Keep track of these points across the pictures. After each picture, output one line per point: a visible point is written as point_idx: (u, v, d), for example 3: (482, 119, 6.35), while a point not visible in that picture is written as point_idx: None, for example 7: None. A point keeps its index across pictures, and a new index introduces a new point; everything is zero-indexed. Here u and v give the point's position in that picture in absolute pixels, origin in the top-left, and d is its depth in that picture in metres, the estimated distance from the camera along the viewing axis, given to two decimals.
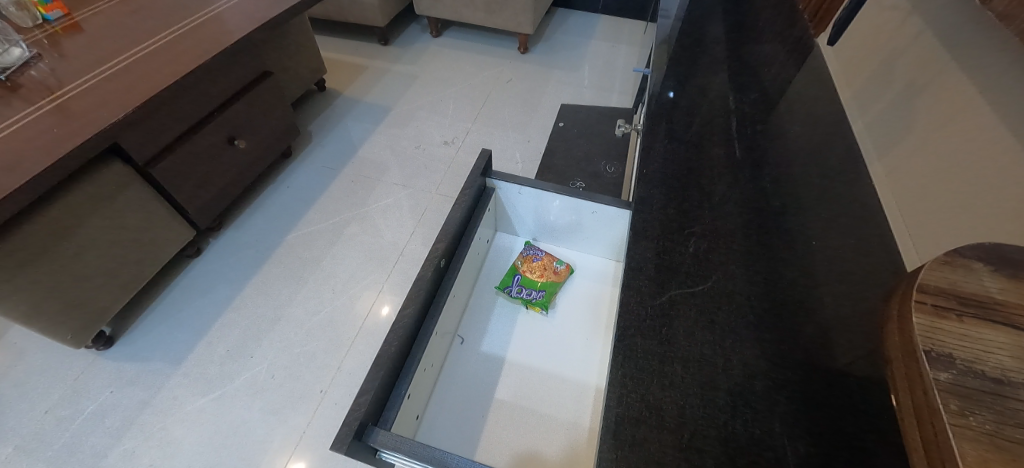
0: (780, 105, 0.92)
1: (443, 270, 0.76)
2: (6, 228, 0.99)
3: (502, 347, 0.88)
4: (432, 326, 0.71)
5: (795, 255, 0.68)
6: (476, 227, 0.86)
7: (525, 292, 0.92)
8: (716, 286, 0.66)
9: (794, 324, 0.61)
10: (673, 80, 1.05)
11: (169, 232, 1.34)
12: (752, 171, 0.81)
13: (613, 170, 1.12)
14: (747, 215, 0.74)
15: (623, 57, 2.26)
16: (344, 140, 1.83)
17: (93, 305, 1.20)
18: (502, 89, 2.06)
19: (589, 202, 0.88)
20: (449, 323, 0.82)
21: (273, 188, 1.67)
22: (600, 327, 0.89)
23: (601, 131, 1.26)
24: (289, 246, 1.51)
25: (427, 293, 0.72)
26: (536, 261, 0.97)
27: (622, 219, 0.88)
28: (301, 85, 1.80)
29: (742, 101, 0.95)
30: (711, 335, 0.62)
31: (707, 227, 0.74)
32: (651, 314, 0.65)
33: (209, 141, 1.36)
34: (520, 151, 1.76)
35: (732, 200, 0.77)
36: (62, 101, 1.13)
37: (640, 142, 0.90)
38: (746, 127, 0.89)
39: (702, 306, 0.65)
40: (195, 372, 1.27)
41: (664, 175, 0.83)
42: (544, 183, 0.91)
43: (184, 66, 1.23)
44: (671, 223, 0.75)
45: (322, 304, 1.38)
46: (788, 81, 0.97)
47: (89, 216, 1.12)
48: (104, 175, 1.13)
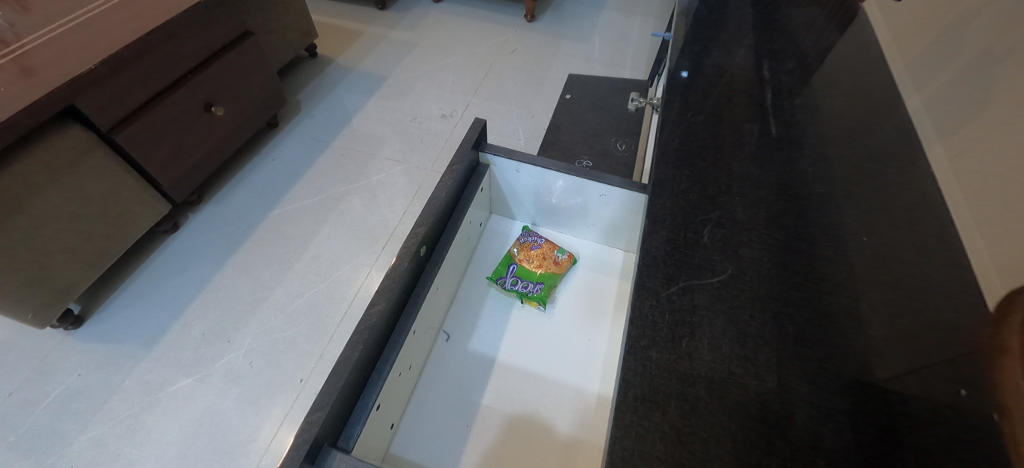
0: (820, 77, 0.80)
1: (424, 259, 0.66)
2: None
3: (493, 347, 0.79)
4: (409, 324, 0.61)
5: (842, 252, 0.58)
6: (465, 209, 0.75)
7: (520, 284, 0.83)
8: (747, 289, 0.56)
9: (842, 339, 0.51)
10: (697, 46, 0.92)
11: (140, 205, 1.25)
12: (788, 150, 0.70)
13: (625, 148, 1.01)
14: (783, 202, 0.64)
15: (637, 29, 2.11)
16: (336, 110, 1.71)
17: (56, 281, 1.12)
18: (505, 59, 1.92)
19: (596, 183, 0.78)
20: (433, 318, 0.72)
21: (258, 160, 1.56)
22: (604, 325, 0.80)
23: (613, 104, 1.14)
24: (272, 223, 1.41)
25: (404, 287, 0.62)
26: (535, 250, 0.87)
27: (633, 203, 0.78)
28: (289, 49, 1.67)
29: (775, 70, 0.83)
30: (741, 348, 0.52)
31: (735, 216, 0.63)
32: (667, 321, 0.55)
33: (183, 107, 1.25)
34: (523, 127, 1.64)
35: (768, 186, 0.66)
36: (14, 55, 1.02)
37: (660, 115, 0.79)
38: (779, 100, 0.78)
39: (729, 312, 0.55)
40: (169, 356, 1.19)
41: (686, 153, 0.72)
42: (547, 160, 0.80)
43: (151, 22, 1.11)
44: (692, 210, 0.64)
45: (306, 287, 1.29)
46: (828, 49, 0.85)
47: (46, 185, 1.03)
48: (61, 140, 1.03)
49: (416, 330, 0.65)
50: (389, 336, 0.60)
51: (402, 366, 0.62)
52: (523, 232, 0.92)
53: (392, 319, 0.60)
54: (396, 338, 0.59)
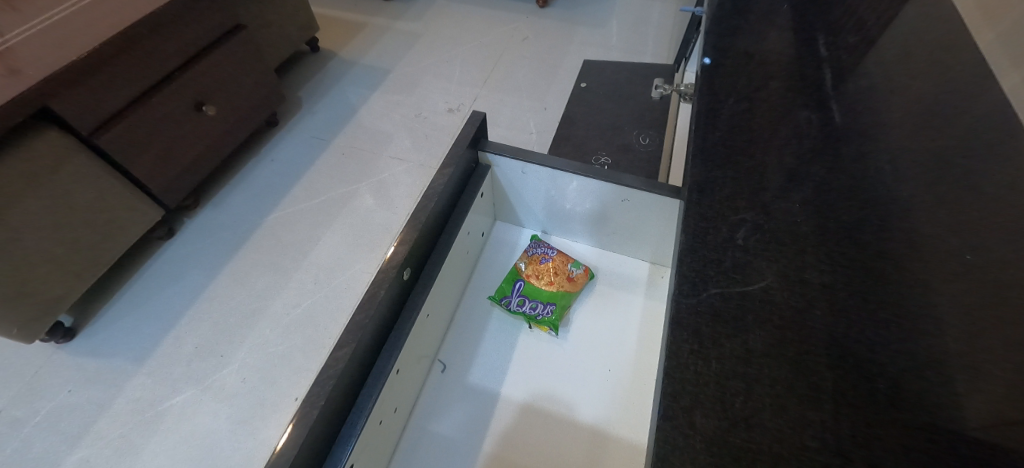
0: (887, 53, 0.66)
1: (409, 286, 0.58)
2: None
3: (496, 379, 0.71)
4: (389, 366, 0.52)
5: (938, 276, 0.45)
6: (461, 220, 0.65)
7: (527, 306, 0.74)
8: (815, 329, 0.45)
9: (950, 397, 0.39)
10: (733, 22, 0.79)
11: (130, 212, 1.19)
12: (853, 141, 0.57)
13: (648, 142, 0.89)
14: (853, 210, 0.51)
15: (658, 12, 1.96)
16: (338, 107, 1.62)
17: (43, 295, 1.07)
18: (516, 48, 1.80)
19: (618, 187, 0.67)
20: (425, 348, 0.64)
21: (256, 162, 1.49)
22: (624, 356, 0.71)
23: (634, 92, 1.01)
24: (269, 228, 1.34)
25: (382, 322, 0.53)
26: (545, 263, 0.78)
27: (660, 207, 0.67)
28: (288, 44, 1.58)
29: (830, 45, 0.69)
30: (813, 412, 0.41)
31: (792, 229, 0.51)
32: (714, 374, 0.43)
33: (170, 107, 1.18)
34: (535, 121, 1.53)
35: (835, 189, 0.53)
36: None
37: (694, 102, 0.66)
38: (838, 80, 0.65)
39: (795, 362, 0.43)
40: (160, 371, 1.13)
41: (728, 148, 0.59)
42: (559, 160, 0.70)
43: (131, 17, 1.04)
44: (738, 221, 0.53)
45: (304, 297, 1.21)
46: (895, 18, 0.71)
47: (24, 194, 0.97)
48: (38, 145, 0.97)
49: (399, 369, 0.56)
50: (364, 381, 0.52)
51: (382, 413, 0.55)
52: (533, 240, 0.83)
53: (368, 360, 0.52)
54: (371, 383, 0.51)
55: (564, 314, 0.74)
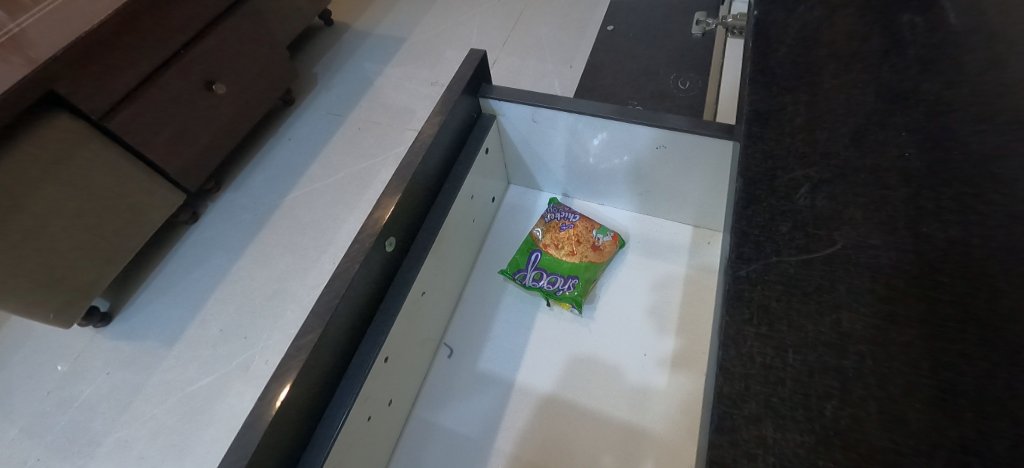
0: None
1: (393, 263, 0.54)
2: None
3: (508, 368, 0.66)
4: (371, 357, 0.49)
5: None
6: (457, 184, 0.61)
7: (546, 280, 0.69)
8: (937, 302, 0.33)
9: None
10: None
11: (152, 197, 1.17)
12: (975, 47, 0.42)
13: (688, 85, 0.76)
14: (980, 137, 0.38)
15: None
16: (355, 79, 1.56)
17: (74, 281, 1.07)
18: (539, 4, 1.65)
19: (660, 130, 0.59)
20: (425, 332, 0.61)
21: (274, 141, 1.45)
22: (666, 340, 0.64)
23: (669, 31, 0.87)
24: (289, 207, 1.30)
25: (359, 310, 0.49)
26: (564, 231, 0.72)
27: (709, 152, 0.58)
28: (300, 17, 1.52)
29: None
30: (944, 419, 0.30)
31: (888, 171, 0.39)
32: (794, 368, 0.33)
33: (180, 87, 1.14)
34: (560, 81, 1.41)
35: (960, 118, 0.39)
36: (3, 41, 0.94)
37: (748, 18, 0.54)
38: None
39: (910, 349, 0.32)
40: (189, 353, 1.12)
41: (796, 68, 0.47)
42: (583, 103, 0.63)
43: None
44: (812, 163, 0.41)
45: (324, 278, 1.17)
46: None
47: (45, 182, 0.95)
48: (51, 132, 0.94)
49: (388, 356, 0.52)
50: (343, 373, 0.48)
51: (371, 409, 0.52)
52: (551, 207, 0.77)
53: (345, 353, 0.48)
54: (351, 376, 0.48)
55: (589, 289, 0.68)
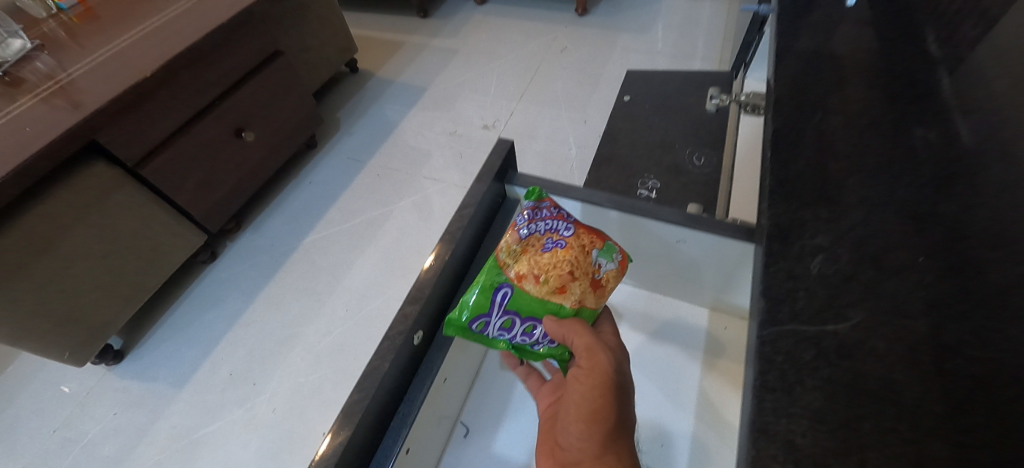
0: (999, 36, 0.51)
1: (420, 351, 0.57)
2: None
3: (521, 451, 0.68)
4: (393, 450, 0.51)
5: None
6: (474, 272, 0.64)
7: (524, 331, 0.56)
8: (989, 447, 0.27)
9: None
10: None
11: (174, 238, 1.19)
12: None
13: (704, 161, 0.76)
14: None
15: (708, 12, 1.80)
16: (378, 125, 1.62)
17: (92, 320, 1.08)
18: (555, 60, 1.71)
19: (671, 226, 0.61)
20: (441, 413, 0.64)
21: (295, 184, 1.49)
22: (684, 430, 0.67)
23: (684, 103, 0.88)
24: (305, 251, 1.32)
25: (384, 403, 0.52)
26: (547, 255, 0.55)
27: (721, 248, 0.60)
28: (327, 65, 1.58)
29: (942, 16, 0.53)
30: None
31: (915, 278, 0.34)
32: None
33: (212, 134, 1.18)
34: (574, 135, 1.45)
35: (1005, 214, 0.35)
36: (59, 86, 1.02)
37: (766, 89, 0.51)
38: (951, 47, 0.50)
39: None
40: (197, 398, 1.12)
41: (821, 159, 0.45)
42: (598, 194, 0.65)
43: (172, 48, 1.05)
44: (827, 262, 0.36)
45: (335, 325, 1.17)
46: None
47: (74, 226, 0.98)
48: (86, 178, 0.97)
49: (409, 448, 0.55)
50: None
51: None
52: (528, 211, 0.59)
53: (369, 448, 0.51)
54: None
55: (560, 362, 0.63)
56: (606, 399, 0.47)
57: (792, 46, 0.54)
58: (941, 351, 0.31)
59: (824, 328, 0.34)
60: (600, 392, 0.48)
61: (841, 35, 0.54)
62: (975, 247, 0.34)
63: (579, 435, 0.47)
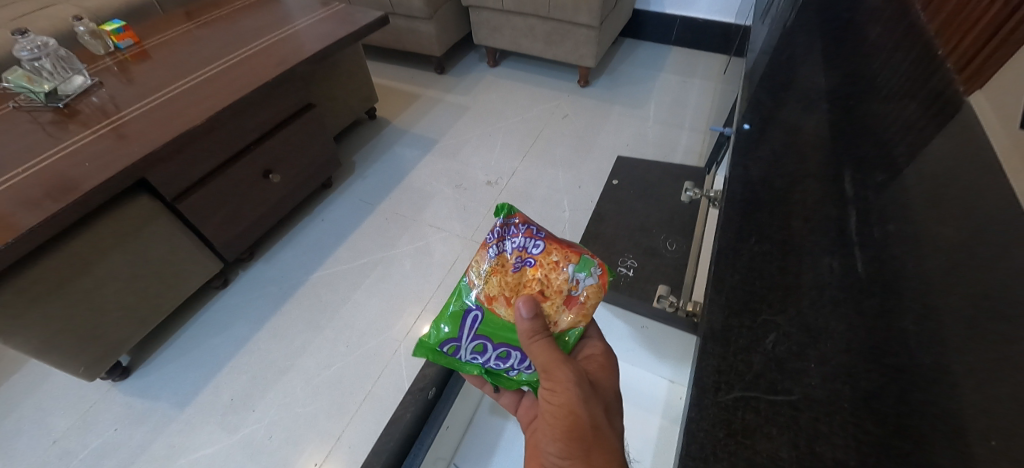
0: (897, 186, 0.65)
1: (432, 401, 0.72)
2: (31, 258, 0.97)
3: None
4: None
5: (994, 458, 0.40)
6: None
7: (494, 353, 0.68)
8: None
9: None
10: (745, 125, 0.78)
11: (196, 266, 1.28)
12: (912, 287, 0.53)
13: (675, 247, 0.89)
14: (905, 369, 0.46)
15: (696, 95, 1.99)
16: (390, 170, 1.76)
17: (109, 338, 1.14)
18: (557, 126, 1.88)
19: (639, 316, 0.77)
20: (442, 452, 0.76)
21: (308, 221, 1.61)
22: None
23: (664, 193, 1.02)
24: (312, 285, 1.42)
25: (400, 443, 0.67)
26: (515, 274, 0.64)
27: (677, 338, 0.74)
28: (349, 113, 1.73)
29: (858, 164, 0.69)
30: None
31: (804, 385, 0.46)
32: None
33: (242, 175, 1.30)
34: (568, 198, 1.59)
35: (872, 337, 0.49)
36: (115, 125, 1.15)
37: (722, 207, 0.65)
38: (861, 191, 0.65)
39: None
40: (198, 419, 1.18)
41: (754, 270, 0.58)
42: None
43: (223, 100, 1.19)
44: (744, 364, 0.48)
45: (335, 359, 1.26)
46: (927, 138, 0.72)
47: (111, 251, 1.08)
48: (129, 210, 1.09)
49: None
50: None
51: None
52: (499, 230, 0.66)
53: None
54: None
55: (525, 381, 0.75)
56: (574, 416, 0.56)
57: (744, 174, 0.69)
58: (811, 445, 0.43)
59: (734, 417, 0.46)
60: (567, 408, 0.57)
61: (782, 170, 0.69)
62: (854, 362, 0.47)
63: (558, 452, 0.56)
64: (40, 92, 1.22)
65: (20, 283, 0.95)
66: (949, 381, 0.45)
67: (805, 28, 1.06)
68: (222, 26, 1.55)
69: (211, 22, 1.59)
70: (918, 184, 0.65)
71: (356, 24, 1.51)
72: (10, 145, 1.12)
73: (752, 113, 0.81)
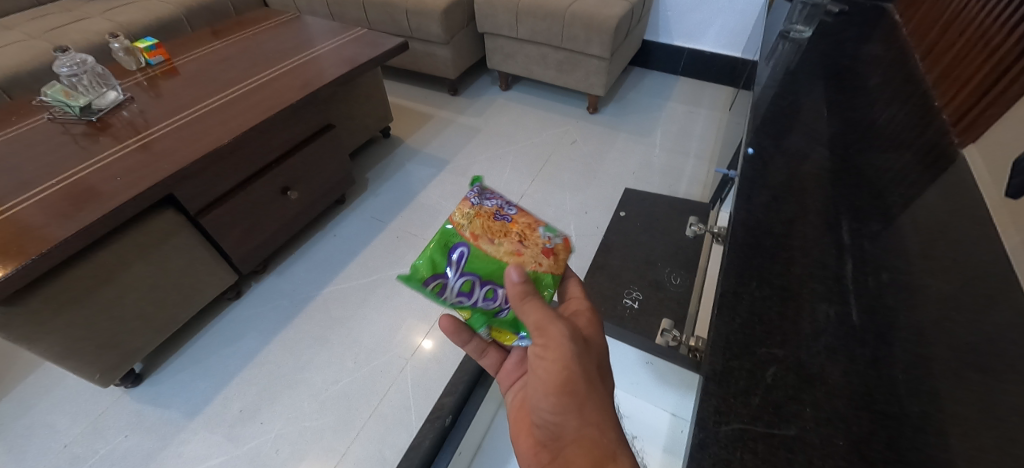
0: (891, 237, 0.69)
1: (449, 428, 0.79)
2: (60, 267, 1.01)
3: None
4: None
5: None
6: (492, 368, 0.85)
7: (479, 290, 0.64)
8: None
9: None
10: (749, 169, 0.83)
11: (212, 278, 1.32)
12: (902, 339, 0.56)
13: (679, 281, 0.93)
14: (893, 419, 0.49)
15: (702, 124, 2.04)
16: (402, 188, 1.80)
17: (126, 346, 1.17)
18: (565, 152, 1.93)
19: (646, 353, 0.78)
20: None
21: (321, 236, 1.65)
22: None
23: (669, 227, 1.06)
24: (323, 300, 1.46)
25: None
26: (499, 222, 0.66)
27: (680, 377, 0.75)
28: (365, 132, 1.79)
29: (855, 213, 0.73)
30: None
31: (798, 431, 0.49)
32: None
33: (262, 192, 1.35)
34: (575, 223, 1.63)
35: (863, 386, 0.52)
36: (145, 141, 1.20)
37: (726, 250, 0.68)
38: (857, 240, 0.68)
39: None
40: (207, 430, 1.21)
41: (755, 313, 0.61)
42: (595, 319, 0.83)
43: (249, 121, 1.24)
44: (743, 408, 0.51)
45: (342, 374, 1.28)
46: (919, 190, 0.76)
47: (134, 262, 1.12)
48: (155, 223, 1.13)
49: None
50: None
51: None
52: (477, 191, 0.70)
53: None
54: None
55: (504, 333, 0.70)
56: (566, 371, 0.59)
57: (747, 218, 0.73)
58: None
59: (732, 458, 0.48)
60: (560, 364, 0.59)
61: (782, 215, 0.73)
62: (846, 409, 0.50)
63: (550, 406, 0.60)
64: (75, 106, 1.28)
65: (48, 291, 0.99)
66: (932, 431, 0.48)
67: (808, 74, 1.11)
68: (249, 46, 1.62)
69: (237, 41, 1.65)
70: (911, 234, 0.69)
71: (377, 49, 1.58)
72: (44, 155, 1.17)
73: (754, 158, 0.86)
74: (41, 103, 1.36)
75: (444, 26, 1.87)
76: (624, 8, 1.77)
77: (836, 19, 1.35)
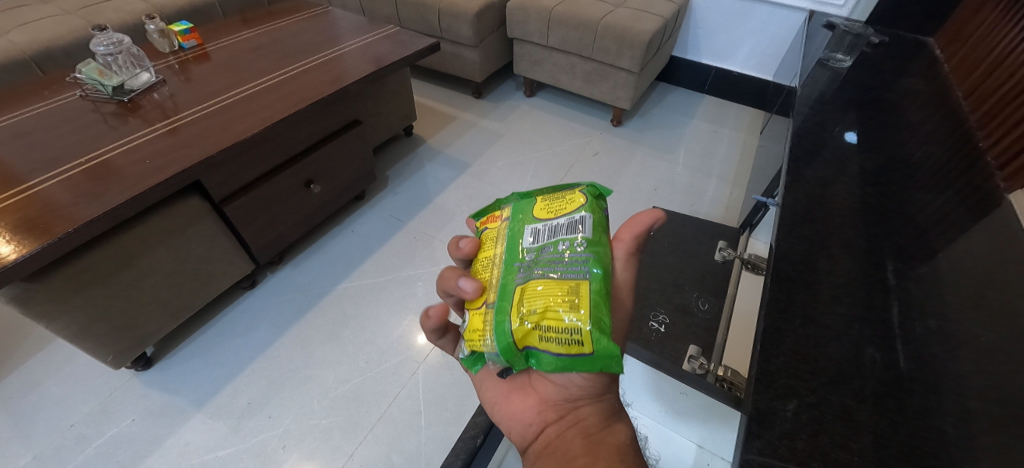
0: (935, 279, 0.67)
1: (476, 446, 0.78)
2: (83, 248, 1.00)
3: None
4: None
5: None
6: None
7: None
8: None
9: None
10: (789, 199, 0.81)
11: (230, 267, 1.31)
12: (948, 394, 0.54)
13: (707, 307, 0.91)
14: None
15: (726, 144, 2.02)
16: (421, 188, 1.80)
17: (141, 329, 1.17)
18: (587, 163, 1.92)
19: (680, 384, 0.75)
20: None
21: (339, 231, 1.65)
22: None
23: (697, 250, 1.05)
24: (337, 296, 1.45)
25: None
26: None
27: (714, 415, 0.73)
28: (389, 130, 1.78)
29: (898, 253, 0.71)
30: None
31: None
32: None
33: (286, 184, 1.35)
34: None
35: (909, 444, 0.50)
36: (174, 125, 1.20)
37: (764, 286, 0.67)
38: (902, 282, 0.66)
39: None
40: (214, 420, 1.20)
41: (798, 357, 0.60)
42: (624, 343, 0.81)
43: (279, 113, 1.24)
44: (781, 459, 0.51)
45: (354, 375, 1.27)
46: (962, 233, 0.75)
47: (156, 246, 1.12)
48: (179, 208, 1.13)
49: None
50: None
51: None
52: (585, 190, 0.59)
53: None
54: None
55: (477, 333, 0.52)
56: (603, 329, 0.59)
57: (786, 251, 0.71)
58: None
59: None
60: None
61: (824, 251, 0.71)
62: (893, 461, 0.49)
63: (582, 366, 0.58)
64: (108, 85, 1.28)
65: (70, 270, 0.98)
66: None
67: (847, 105, 1.09)
68: (281, 36, 1.62)
69: (269, 31, 1.66)
70: (956, 279, 0.67)
71: (408, 48, 1.58)
72: (73, 133, 1.17)
73: (795, 187, 0.84)
74: (73, 80, 1.37)
75: (475, 29, 1.87)
76: (658, 23, 1.76)
77: (875, 50, 1.34)
